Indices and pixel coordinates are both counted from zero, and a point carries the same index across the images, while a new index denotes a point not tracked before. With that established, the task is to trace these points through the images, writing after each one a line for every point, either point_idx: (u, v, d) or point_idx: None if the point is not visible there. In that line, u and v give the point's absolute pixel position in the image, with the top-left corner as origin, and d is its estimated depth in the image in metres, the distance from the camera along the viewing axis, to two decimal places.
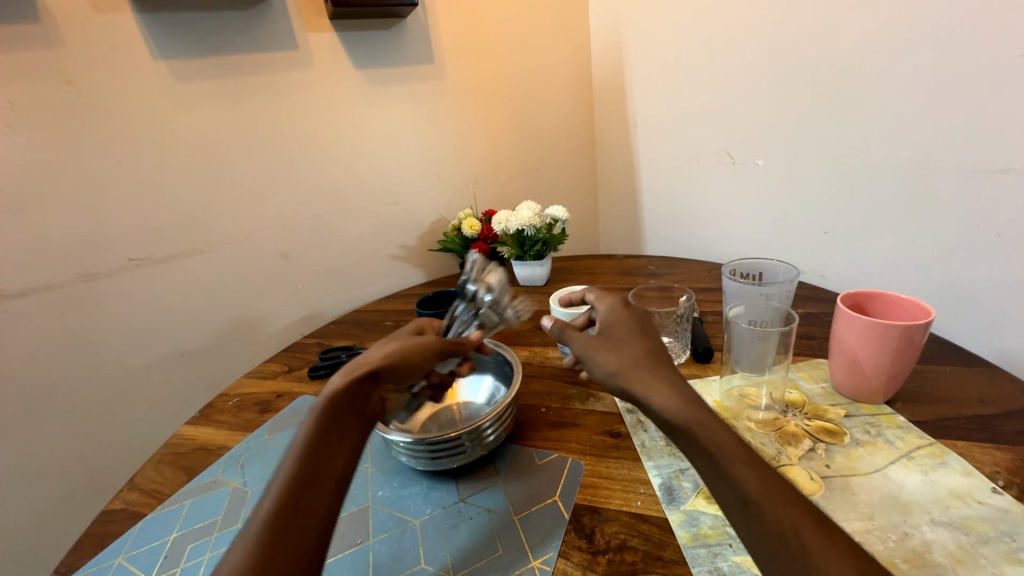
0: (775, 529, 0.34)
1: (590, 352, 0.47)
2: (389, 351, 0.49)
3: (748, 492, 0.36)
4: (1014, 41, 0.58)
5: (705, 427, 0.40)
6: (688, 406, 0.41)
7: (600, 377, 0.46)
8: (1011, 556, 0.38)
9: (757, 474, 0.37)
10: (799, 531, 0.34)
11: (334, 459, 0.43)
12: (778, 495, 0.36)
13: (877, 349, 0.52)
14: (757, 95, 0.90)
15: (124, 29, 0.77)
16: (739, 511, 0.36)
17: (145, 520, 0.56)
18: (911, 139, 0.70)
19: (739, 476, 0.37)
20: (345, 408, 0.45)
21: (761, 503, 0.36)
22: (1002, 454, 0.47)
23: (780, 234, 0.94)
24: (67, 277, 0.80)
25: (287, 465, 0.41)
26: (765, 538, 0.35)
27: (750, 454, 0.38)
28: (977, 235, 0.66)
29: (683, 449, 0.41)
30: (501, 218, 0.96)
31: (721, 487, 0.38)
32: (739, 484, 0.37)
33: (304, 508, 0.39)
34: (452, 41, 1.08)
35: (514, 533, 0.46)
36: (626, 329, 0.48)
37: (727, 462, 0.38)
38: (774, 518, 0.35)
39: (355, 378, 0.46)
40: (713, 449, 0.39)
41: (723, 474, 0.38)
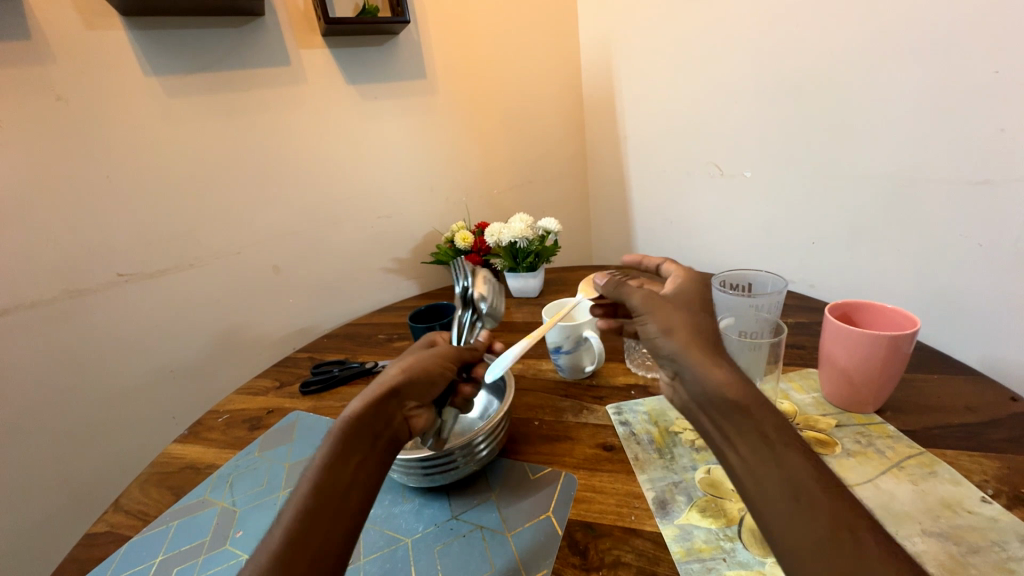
0: (825, 522, 0.32)
1: (652, 306, 0.45)
2: (403, 368, 0.49)
3: (802, 482, 0.33)
4: (987, 58, 0.60)
5: (762, 412, 0.37)
6: (747, 387, 0.38)
7: (653, 333, 0.44)
8: (1002, 565, 0.38)
9: (811, 461, 0.35)
10: (854, 526, 0.31)
11: (352, 484, 0.42)
12: (834, 490, 0.33)
13: (865, 360, 0.53)
14: (743, 109, 0.92)
15: (116, 46, 0.77)
16: (787, 502, 0.33)
17: (130, 543, 0.55)
18: (893, 152, 0.72)
19: (794, 464, 0.34)
20: (364, 430, 0.44)
21: (819, 494, 0.33)
22: (989, 462, 0.47)
23: (769, 244, 0.96)
24: (53, 293, 0.79)
25: (303, 491, 0.40)
26: (819, 533, 0.31)
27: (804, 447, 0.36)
28: (959, 245, 0.67)
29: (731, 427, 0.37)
30: (495, 230, 0.98)
31: (771, 473, 0.34)
32: (791, 470, 0.34)
33: (317, 537, 0.38)
34: (444, 56, 1.10)
35: (507, 551, 0.46)
36: (696, 302, 0.46)
37: (782, 448, 0.35)
38: (832, 509, 0.32)
39: (373, 398, 0.46)
40: (770, 435, 0.36)
41: (777, 461, 0.35)
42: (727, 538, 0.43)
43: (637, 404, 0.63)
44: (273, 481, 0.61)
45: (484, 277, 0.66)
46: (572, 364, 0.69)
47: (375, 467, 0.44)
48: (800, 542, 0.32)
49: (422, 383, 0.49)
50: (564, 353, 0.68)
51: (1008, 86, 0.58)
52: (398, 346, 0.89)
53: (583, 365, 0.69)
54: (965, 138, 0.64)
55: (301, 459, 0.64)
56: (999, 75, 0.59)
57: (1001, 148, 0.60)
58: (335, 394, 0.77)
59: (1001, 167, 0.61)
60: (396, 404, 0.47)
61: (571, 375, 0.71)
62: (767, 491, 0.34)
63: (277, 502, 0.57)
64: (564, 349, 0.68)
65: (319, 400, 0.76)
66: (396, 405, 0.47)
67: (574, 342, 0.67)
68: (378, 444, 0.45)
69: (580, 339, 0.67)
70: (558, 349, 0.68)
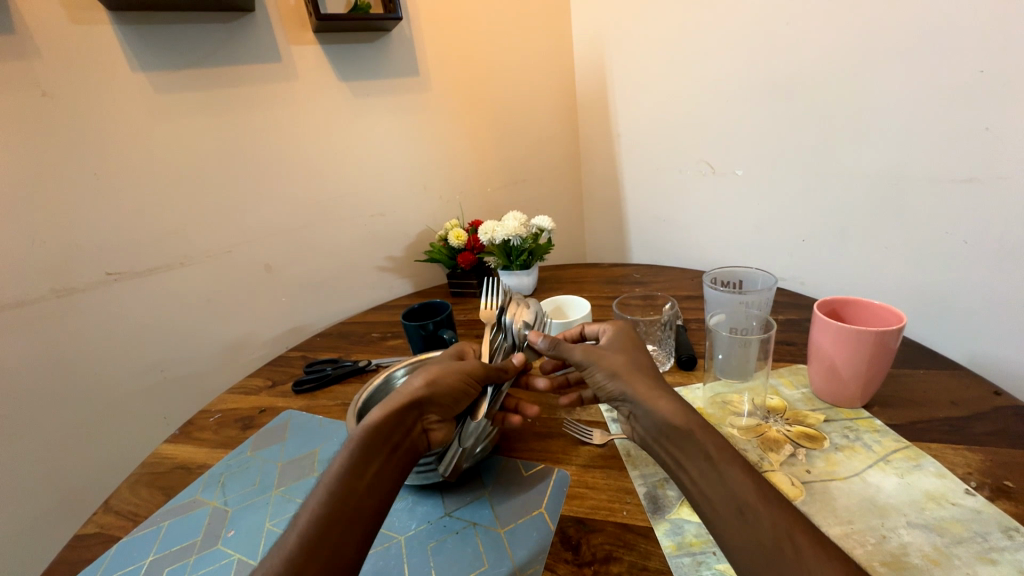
0: (767, 531, 0.35)
1: (592, 357, 0.49)
2: (429, 379, 0.49)
3: (743, 496, 0.37)
4: (973, 58, 0.61)
5: (703, 434, 0.41)
6: (686, 413, 0.43)
7: (601, 379, 0.49)
8: (984, 555, 0.39)
9: (751, 478, 0.38)
10: (793, 534, 0.35)
11: (369, 491, 0.42)
12: (774, 501, 0.37)
13: (854, 355, 0.54)
14: (735, 107, 0.93)
15: (103, 42, 0.76)
16: (737, 519, 0.37)
17: (119, 544, 0.54)
18: (882, 151, 0.73)
19: (734, 484, 0.38)
20: (383, 439, 0.45)
21: (760, 512, 0.36)
22: (973, 456, 0.48)
23: (760, 242, 0.97)
24: (41, 292, 0.78)
25: (318, 498, 0.41)
26: (772, 555, 0.34)
27: (742, 460, 0.40)
28: (944, 243, 0.68)
29: (681, 454, 0.42)
30: (488, 228, 0.96)
31: (719, 494, 0.38)
32: (732, 485, 0.38)
33: (330, 541, 0.39)
34: (438, 53, 1.09)
35: (501, 547, 0.46)
36: (627, 342, 0.52)
37: (722, 465, 0.39)
38: (770, 524, 0.35)
39: (395, 408, 0.46)
40: (710, 451, 0.40)
41: (721, 481, 0.39)
42: None
43: None
44: (265, 480, 0.61)
45: (528, 305, 0.65)
46: None
47: (392, 475, 0.45)
48: (744, 556, 0.36)
49: (445, 398, 0.49)
50: None
51: (994, 85, 0.59)
52: (391, 344, 0.89)
53: None
54: (951, 137, 0.65)
55: (294, 459, 0.63)
56: (984, 74, 0.60)
57: (986, 148, 0.62)
58: (328, 392, 0.77)
59: (989, 165, 0.62)
60: (416, 415, 0.48)
61: None
62: (713, 513, 0.38)
63: (269, 502, 0.57)
64: None
65: (312, 399, 0.76)
66: (416, 417, 0.48)
67: None
68: (397, 454, 0.46)
69: None
70: None
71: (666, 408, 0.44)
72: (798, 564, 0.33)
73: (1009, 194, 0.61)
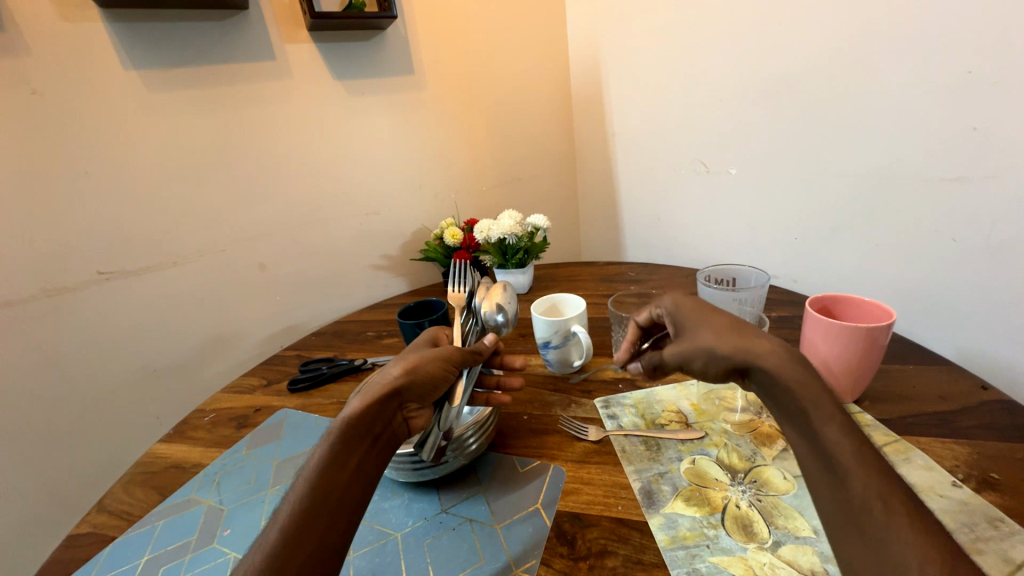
0: (858, 494, 0.33)
1: (687, 351, 0.44)
2: (408, 367, 0.48)
3: (838, 455, 0.35)
4: (961, 58, 0.62)
5: (813, 394, 0.38)
6: (790, 368, 0.39)
7: (703, 366, 0.43)
8: (970, 546, 0.39)
9: (850, 439, 0.35)
10: (887, 497, 0.33)
11: (351, 482, 0.42)
12: (870, 464, 0.34)
13: (845, 351, 0.54)
14: (728, 107, 0.93)
15: (94, 38, 0.76)
16: (825, 477, 0.35)
17: (113, 544, 0.54)
18: (873, 150, 0.73)
19: (833, 442, 0.36)
20: (363, 430, 0.44)
21: (858, 473, 0.34)
22: (960, 449, 0.49)
23: (752, 240, 0.98)
24: (31, 292, 0.77)
25: (298, 492, 0.41)
26: (860, 513, 0.33)
27: (844, 418, 0.37)
28: (933, 241, 0.69)
29: (778, 409, 0.40)
30: (484, 226, 0.97)
31: (811, 450, 0.37)
32: (827, 444, 0.36)
33: (313, 535, 0.39)
34: (432, 52, 1.09)
35: (496, 543, 0.46)
36: (705, 309, 0.47)
37: (822, 423, 0.37)
38: (861, 486, 0.33)
39: (374, 399, 0.45)
40: (809, 408, 0.37)
41: (817, 439, 0.36)
42: (711, 525, 0.44)
43: (624, 397, 0.64)
44: (261, 479, 0.61)
45: (501, 287, 0.66)
46: (561, 359, 0.70)
47: (374, 466, 0.45)
48: (827, 511, 0.35)
49: (425, 386, 0.49)
50: (552, 348, 0.69)
51: (982, 85, 0.60)
52: (387, 343, 0.89)
53: (572, 360, 0.70)
54: (940, 136, 0.65)
55: (290, 457, 0.63)
56: (972, 74, 0.61)
57: (974, 147, 0.63)
58: (324, 391, 0.77)
59: (977, 164, 0.63)
60: (397, 405, 0.47)
61: (560, 370, 0.71)
62: (805, 467, 0.37)
63: (265, 500, 0.57)
64: (552, 344, 0.68)
65: (308, 398, 0.76)
66: (397, 406, 0.47)
67: (562, 337, 0.68)
68: (378, 445, 0.45)
69: (568, 334, 0.68)
70: (547, 344, 0.69)
71: (768, 365, 0.40)
72: (884, 529, 0.32)
73: (997, 193, 0.62)
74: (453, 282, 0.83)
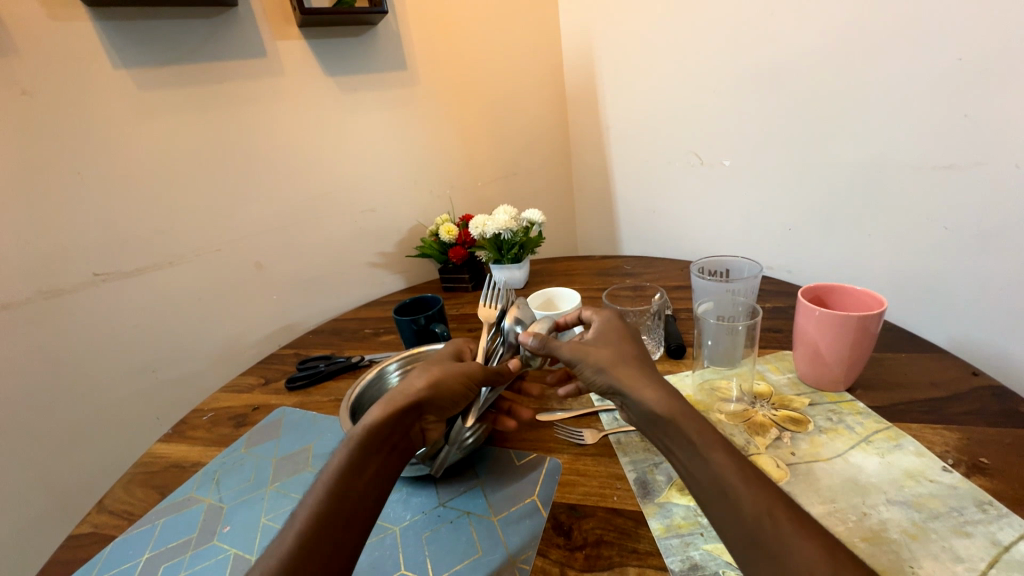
0: (749, 513, 0.36)
1: (580, 354, 0.49)
2: (431, 381, 0.49)
3: (726, 478, 0.38)
4: (951, 45, 0.62)
5: (689, 420, 0.41)
6: (673, 400, 0.43)
7: (590, 375, 0.48)
8: (960, 529, 0.40)
9: (732, 460, 0.39)
10: (772, 512, 0.36)
11: (368, 489, 0.43)
12: (753, 481, 0.38)
13: (837, 340, 0.55)
14: (721, 98, 0.93)
15: (83, 38, 0.75)
16: (719, 499, 0.38)
17: (114, 543, 0.54)
18: (865, 140, 0.74)
19: (719, 466, 0.38)
20: (382, 439, 0.45)
21: (741, 491, 0.37)
22: (951, 435, 0.50)
23: (747, 232, 0.98)
24: (27, 294, 0.77)
25: (318, 495, 0.41)
26: (758, 535, 0.35)
27: (724, 443, 0.40)
28: (925, 229, 0.70)
29: (666, 439, 0.43)
30: (478, 222, 0.97)
31: (702, 473, 0.39)
32: (716, 467, 0.39)
33: (330, 539, 0.39)
34: (425, 47, 1.08)
35: (494, 534, 0.47)
36: (614, 334, 0.51)
37: (709, 450, 0.39)
38: (750, 505, 0.36)
39: (396, 409, 0.47)
40: (694, 436, 0.40)
41: (704, 462, 0.39)
42: (705, 513, 0.45)
43: None
44: (260, 476, 0.61)
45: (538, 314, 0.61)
46: None
47: (390, 474, 0.45)
48: (729, 529, 0.37)
49: (445, 400, 0.50)
50: None
51: (973, 73, 0.61)
52: (384, 340, 0.89)
53: None
54: (934, 124, 0.66)
55: (289, 454, 0.64)
56: (963, 61, 0.61)
57: (966, 134, 0.63)
58: (321, 389, 0.77)
59: (968, 152, 0.63)
60: (416, 416, 0.48)
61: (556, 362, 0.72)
62: (699, 493, 0.39)
63: (264, 497, 0.58)
64: None
65: (306, 396, 0.76)
66: (416, 417, 0.48)
67: None
68: (395, 453, 0.47)
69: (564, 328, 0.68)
70: None
71: (652, 397, 0.44)
72: (779, 542, 0.34)
73: (989, 180, 0.62)
74: (486, 297, 0.69)
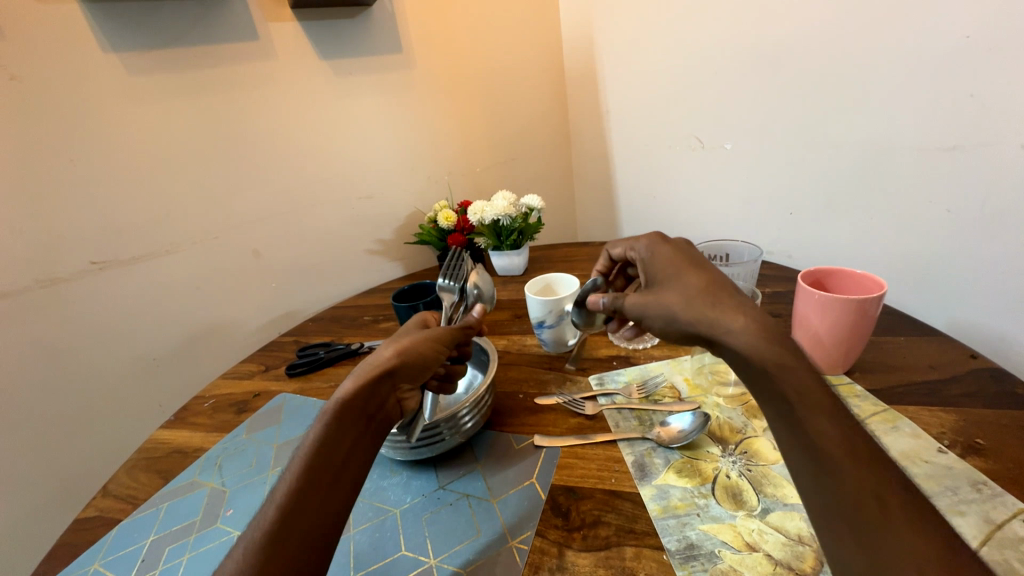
0: (850, 488, 0.34)
1: (646, 304, 0.47)
2: (399, 348, 0.48)
3: (828, 452, 0.35)
4: (957, 23, 0.60)
5: (790, 374, 0.38)
6: (770, 347, 0.39)
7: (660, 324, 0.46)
8: (954, 508, 0.40)
9: (838, 427, 0.36)
10: (880, 493, 0.33)
11: (344, 462, 0.43)
12: (861, 458, 0.35)
13: (837, 323, 0.55)
14: (723, 81, 0.91)
15: (70, 22, 0.74)
16: (814, 467, 0.35)
17: (119, 526, 0.55)
18: (870, 122, 0.72)
19: (821, 436, 0.36)
20: (355, 411, 0.45)
21: (842, 461, 0.35)
22: (947, 417, 0.50)
23: (747, 216, 0.97)
24: (25, 283, 0.77)
25: (295, 469, 0.42)
26: (865, 517, 0.33)
27: (834, 409, 0.37)
28: (928, 211, 0.69)
29: (760, 390, 0.39)
30: (477, 208, 0.96)
31: (800, 441, 0.37)
32: (818, 435, 0.36)
33: (311, 511, 0.40)
34: (421, 30, 1.06)
35: (492, 515, 0.48)
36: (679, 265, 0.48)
37: (812, 419, 0.36)
38: (854, 481, 0.34)
39: (367, 379, 0.46)
40: (794, 397, 0.37)
41: (800, 428, 0.37)
42: (702, 495, 0.46)
43: (618, 374, 0.65)
44: (261, 461, 0.62)
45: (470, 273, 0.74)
46: (556, 338, 0.70)
47: (368, 447, 0.45)
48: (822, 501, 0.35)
49: (416, 366, 0.49)
50: (547, 328, 0.70)
51: (978, 52, 0.59)
52: (384, 327, 0.89)
53: (567, 339, 0.71)
54: (938, 105, 0.64)
55: (290, 439, 0.64)
56: (969, 40, 0.60)
57: (971, 116, 0.62)
58: (322, 375, 0.78)
59: (972, 133, 0.62)
60: (390, 386, 0.47)
61: (554, 349, 0.72)
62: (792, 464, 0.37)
63: (266, 481, 0.58)
64: (547, 323, 0.69)
65: (306, 382, 0.76)
66: (391, 388, 0.47)
67: (556, 316, 0.68)
68: (372, 425, 0.45)
69: (562, 313, 0.68)
70: (541, 323, 0.69)
71: (733, 338, 0.41)
72: (883, 524, 0.32)
73: (992, 160, 0.61)
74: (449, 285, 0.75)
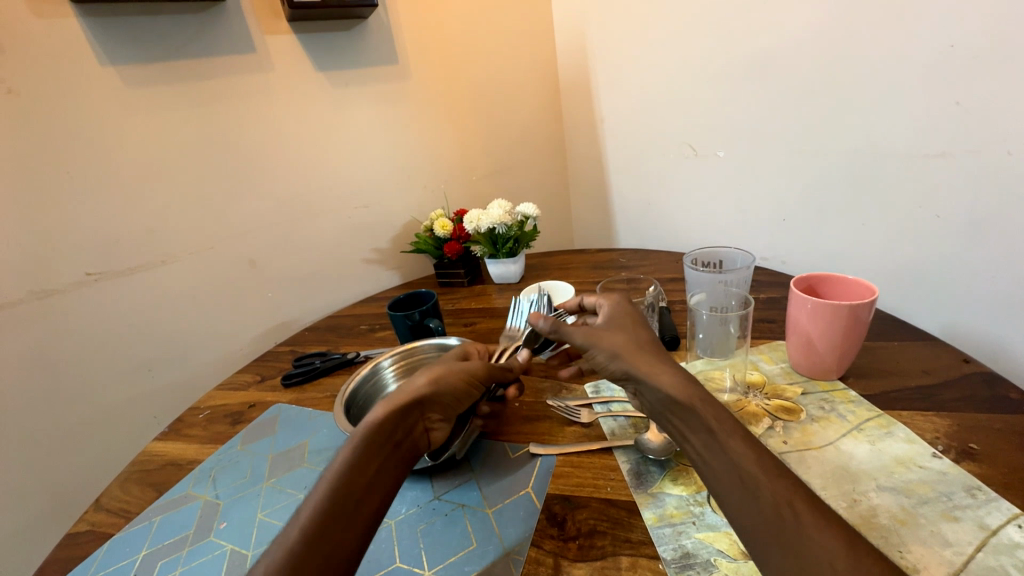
0: (769, 502, 0.35)
1: (593, 340, 0.47)
2: (434, 377, 0.48)
3: (745, 465, 0.37)
4: (940, 32, 0.62)
5: (709, 407, 0.40)
6: (691, 386, 0.42)
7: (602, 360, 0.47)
8: (948, 514, 0.40)
9: (749, 446, 0.38)
10: (792, 501, 0.35)
11: (369, 492, 0.41)
12: (774, 470, 0.37)
13: (829, 328, 0.55)
14: (714, 90, 0.92)
15: (67, 35, 0.74)
16: (740, 488, 0.37)
17: (112, 541, 0.55)
18: (859, 129, 0.73)
19: (738, 452, 0.38)
20: (383, 438, 0.44)
21: (759, 478, 0.36)
22: (941, 421, 0.50)
23: (741, 223, 0.98)
24: (19, 295, 0.76)
25: (321, 492, 0.40)
26: (779, 525, 0.35)
27: (743, 430, 0.39)
28: (919, 217, 0.70)
29: (683, 423, 0.41)
30: (473, 217, 0.97)
31: (718, 461, 0.38)
32: (734, 456, 0.38)
33: (331, 538, 0.38)
34: (416, 42, 1.07)
35: (488, 526, 0.47)
36: (627, 320, 0.49)
37: (727, 438, 0.39)
38: (770, 493, 0.36)
39: (398, 406, 0.45)
40: (714, 425, 0.39)
41: (722, 451, 0.38)
42: (697, 503, 0.45)
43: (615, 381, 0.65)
44: (256, 473, 0.61)
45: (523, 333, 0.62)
46: None
47: (393, 474, 0.44)
48: (748, 522, 0.36)
49: (450, 398, 0.49)
50: None
51: (961, 60, 0.61)
52: (380, 336, 0.89)
53: None
54: (925, 113, 0.66)
55: (286, 450, 0.64)
56: (954, 48, 0.61)
57: (958, 121, 0.63)
58: (318, 385, 0.77)
59: (958, 139, 0.63)
60: (420, 414, 0.47)
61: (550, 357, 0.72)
62: (710, 479, 0.39)
63: (260, 493, 0.58)
64: None
65: (302, 392, 0.76)
66: (419, 415, 0.47)
67: None
68: (397, 453, 0.45)
69: None
70: None
71: (674, 380, 0.42)
72: (800, 532, 0.34)
73: (979, 166, 0.62)
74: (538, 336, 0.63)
